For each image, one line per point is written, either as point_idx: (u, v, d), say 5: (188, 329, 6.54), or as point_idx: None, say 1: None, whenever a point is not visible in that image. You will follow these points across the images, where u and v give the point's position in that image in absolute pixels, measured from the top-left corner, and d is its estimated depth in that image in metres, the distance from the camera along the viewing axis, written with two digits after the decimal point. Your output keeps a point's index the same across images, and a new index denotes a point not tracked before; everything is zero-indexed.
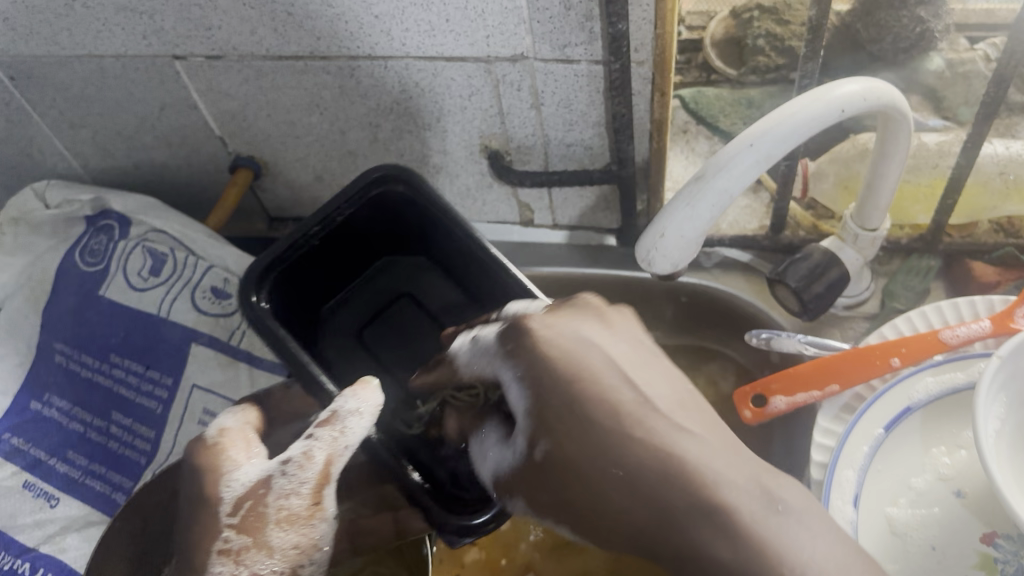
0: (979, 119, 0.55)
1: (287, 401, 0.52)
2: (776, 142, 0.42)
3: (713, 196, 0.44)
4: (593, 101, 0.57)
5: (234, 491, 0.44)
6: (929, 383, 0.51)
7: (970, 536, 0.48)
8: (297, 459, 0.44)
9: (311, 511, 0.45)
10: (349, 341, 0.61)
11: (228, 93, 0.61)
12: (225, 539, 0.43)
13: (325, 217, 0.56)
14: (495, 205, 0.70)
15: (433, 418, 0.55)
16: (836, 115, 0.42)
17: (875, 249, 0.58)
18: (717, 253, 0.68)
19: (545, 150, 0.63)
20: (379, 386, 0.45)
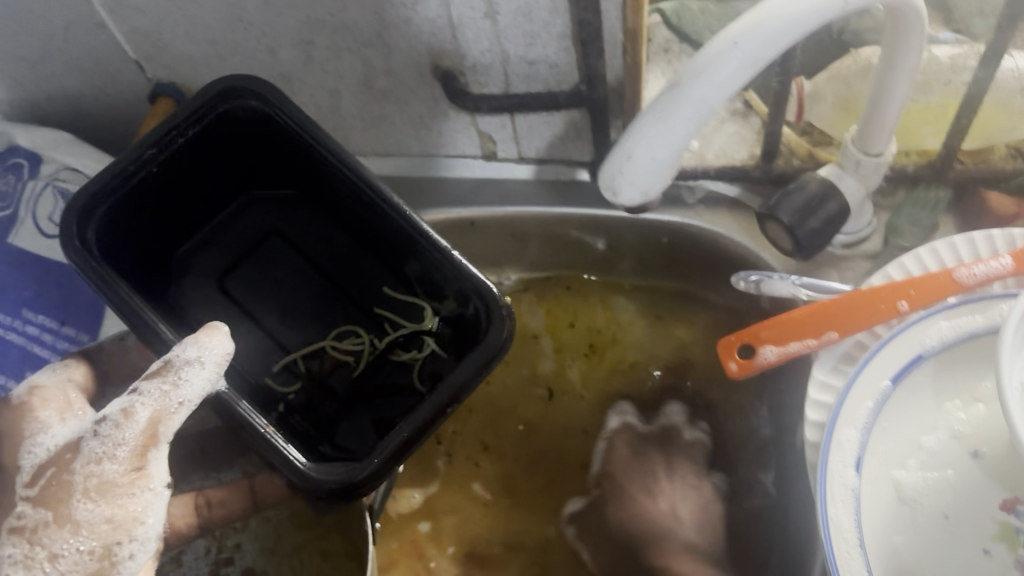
0: (1002, 24, 0.47)
1: (121, 356, 0.53)
2: (763, 42, 0.34)
3: (690, 107, 0.36)
4: (556, 8, 0.49)
5: (35, 459, 0.43)
6: (943, 328, 0.44)
7: (987, 502, 0.42)
8: (112, 418, 0.42)
9: (128, 478, 0.41)
10: (212, 286, 0.59)
11: (138, 8, 0.53)
12: (18, 515, 0.40)
13: (161, 138, 0.51)
14: (452, 136, 0.62)
15: (325, 364, 0.58)
16: (835, 13, 0.34)
17: (880, 177, 0.51)
18: (702, 187, 0.60)
19: (504, 69, 0.55)
20: (228, 334, 0.44)
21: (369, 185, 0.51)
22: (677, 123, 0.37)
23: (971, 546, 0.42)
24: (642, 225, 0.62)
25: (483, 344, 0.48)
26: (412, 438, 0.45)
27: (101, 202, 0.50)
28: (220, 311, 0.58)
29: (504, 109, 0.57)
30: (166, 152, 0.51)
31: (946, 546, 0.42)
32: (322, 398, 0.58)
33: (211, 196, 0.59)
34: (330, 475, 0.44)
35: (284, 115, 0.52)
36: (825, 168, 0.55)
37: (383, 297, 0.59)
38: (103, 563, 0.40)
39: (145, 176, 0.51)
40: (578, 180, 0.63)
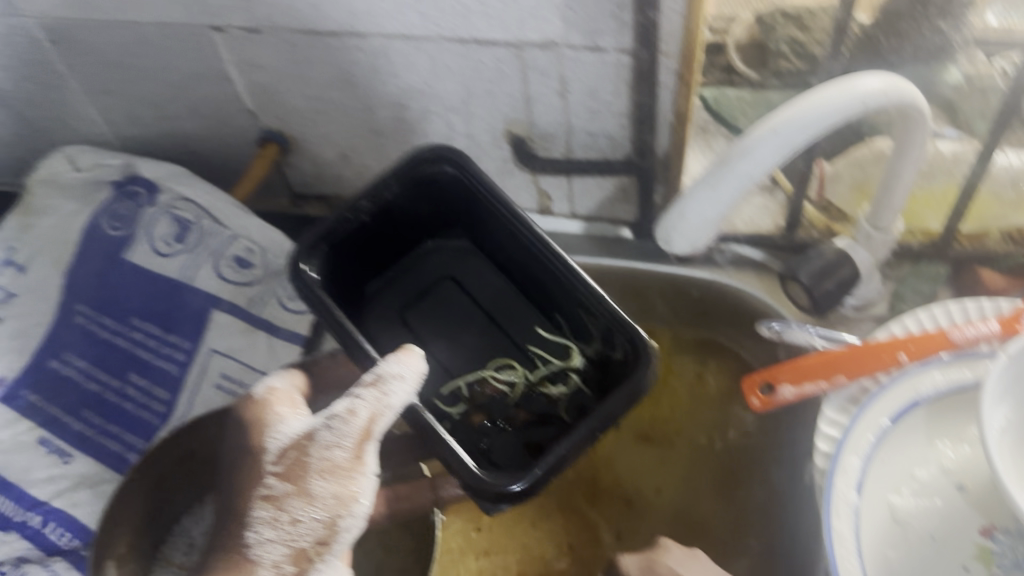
0: (994, 129, 0.56)
1: (333, 369, 0.57)
2: (799, 130, 0.43)
3: (735, 179, 0.45)
4: (619, 92, 0.58)
5: (279, 443, 0.49)
6: (936, 378, 0.51)
7: (968, 529, 0.50)
8: (341, 415, 0.48)
9: (351, 463, 0.47)
10: (395, 317, 0.63)
11: (262, 66, 0.63)
12: (270, 484, 0.48)
13: (374, 192, 0.57)
14: (515, 192, 0.72)
15: (482, 389, 0.60)
16: (857, 109, 0.43)
17: (888, 250, 0.59)
18: (731, 250, 0.68)
19: (568, 138, 0.64)
20: (422, 355, 0.49)
21: (551, 250, 0.55)
22: (724, 191, 0.45)
23: (952, 563, 0.49)
24: (674, 278, 0.69)
25: (632, 380, 0.51)
26: (568, 454, 0.48)
27: (322, 243, 0.56)
28: (398, 337, 0.62)
29: (565, 171, 0.66)
30: (375, 204, 0.57)
31: (932, 563, 0.50)
32: (482, 421, 0.59)
33: (401, 237, 0.63)
34: (502, 478, 0.48)
35: (475, 179, 0.57)
36: (840, 239, 0.63)
37: (537, 336, 0.62)
38: (330, 530, 0.47)
39: (356, 224, 0.57)
40: (621, 237, 0.72)
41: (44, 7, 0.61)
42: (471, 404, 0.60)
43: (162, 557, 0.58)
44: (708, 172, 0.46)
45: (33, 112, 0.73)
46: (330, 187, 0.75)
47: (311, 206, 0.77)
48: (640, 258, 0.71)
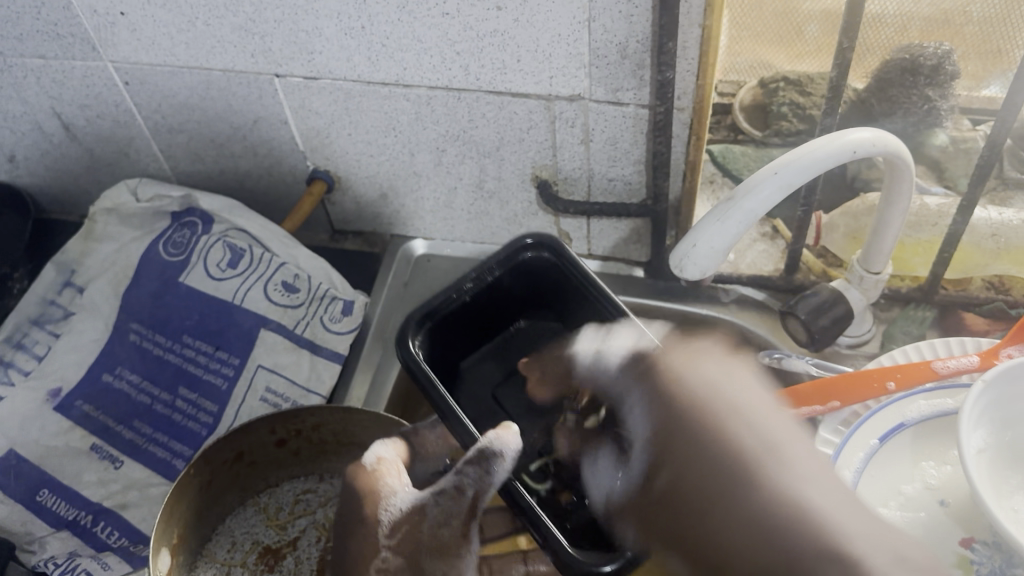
0: (973, 183, 0.63)
1: (432, 440, 0.58)
2: (797, 172, 0.49)
3: (741, 215, 0.51)
4: (637, 141, 0.65)
5: (392, 514, 0.54)
6: (921, 406, 0.57)
7: (950, 540, 0.54)
8: (449, 494, 0.53)
9: (459, 540, 0.53)
10: (486, 395, 0.63)
11: (317, 112, 0.70)
12: (386, 557, 0.53)
13: (478, 274, 0.61)
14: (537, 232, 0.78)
15: (571, 463, 0.56)
16: (848, 156, 0.49)
17: (878, 290, 0.65)
18: (736, 290, 0.74)
19: (589, 183, 0.71)
20: (518, 432, 0.52)
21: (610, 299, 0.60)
22: (731, 225, 0.51)
23: None
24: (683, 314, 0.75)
25: None
26: None
27: (428, 320, 0.59)
28: (490, 412, 0.62)
29: (585, 213, 0.72)
30: (478, 286, 0.61)
31: None
32: (569, 499, 0.54)
33: (497, 319, 0.64)
34: (593, 558, 0.49)
35: (570, 265, 0.61)
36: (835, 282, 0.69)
37: None
38: None
39: (460, 304, 0.60)
40: (633, 276, 0.78)
41: (125, 53, 0.69)
42: (560, 484, 0.55)
43: (205, 554, 0.64)
44: (719, 208, 0.52)
45: (100, 147, 0.80)
46: (368, 224, 0.82)
47: (348, 241, 0.84)
48: (651, 296, 0.76)
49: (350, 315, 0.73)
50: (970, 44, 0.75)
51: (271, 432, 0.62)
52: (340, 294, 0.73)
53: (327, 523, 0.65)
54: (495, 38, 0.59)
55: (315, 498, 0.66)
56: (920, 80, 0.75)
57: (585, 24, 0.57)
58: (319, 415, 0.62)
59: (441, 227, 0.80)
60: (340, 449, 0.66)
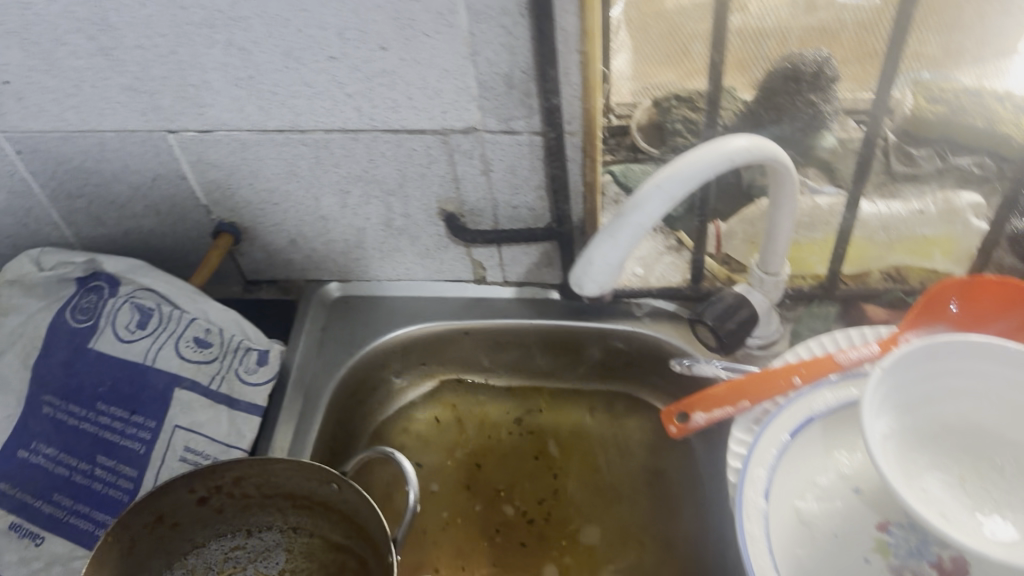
0: (857, 180, 0.66)
1: None
2: (680, 185, 0.51)
3: (631, 229, 0.53)
4: (535, 167, 0.66)
5: None
6: (827, 397, 0.59)
7: (868, 525, 0.55)
8: None
9: None
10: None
11: (215, 164, 0.70)
12: None
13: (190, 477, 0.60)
14: (451, 264, 0.78)
15: None
16: (727, 163, 0.52)
17: (779, 291, 0.67)
18: (648, 303, 0.76)
19: (494, 213, 0.71)
20: None
21: None
22: (623, 239, 0.53)
23: (855, 556, 0.54)
24: (601, 334, 0.76)
25: None
26: None
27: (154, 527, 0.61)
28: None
29: (494, 242, 0.72)
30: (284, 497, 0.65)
31: (839, 557, 0.54)
32: None
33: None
34: None
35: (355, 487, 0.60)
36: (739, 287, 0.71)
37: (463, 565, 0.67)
38: None
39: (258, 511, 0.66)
40: (550, 298, 0.79)
41: (13, 122, 0.68)
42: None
43: None
44: (610, 227, 0.54)
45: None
46: (282, 271, 0.81)
47: (263, 290, 0.83)
48: (569, 317, 0.77)
49: (267, 365, 0.73)
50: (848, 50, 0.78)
51: (191, 491, 0.62)
52: (254, 345, 0.73)
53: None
54: (383, 78, 0.60)
55: (243, 553, 0.66)
56: (802, 86, 0.77)
57: (470, 58, 0.58)
58: (238, 469, 0.62)
59: (354, 267, 0.80)
60: (266, 502, 0.65)
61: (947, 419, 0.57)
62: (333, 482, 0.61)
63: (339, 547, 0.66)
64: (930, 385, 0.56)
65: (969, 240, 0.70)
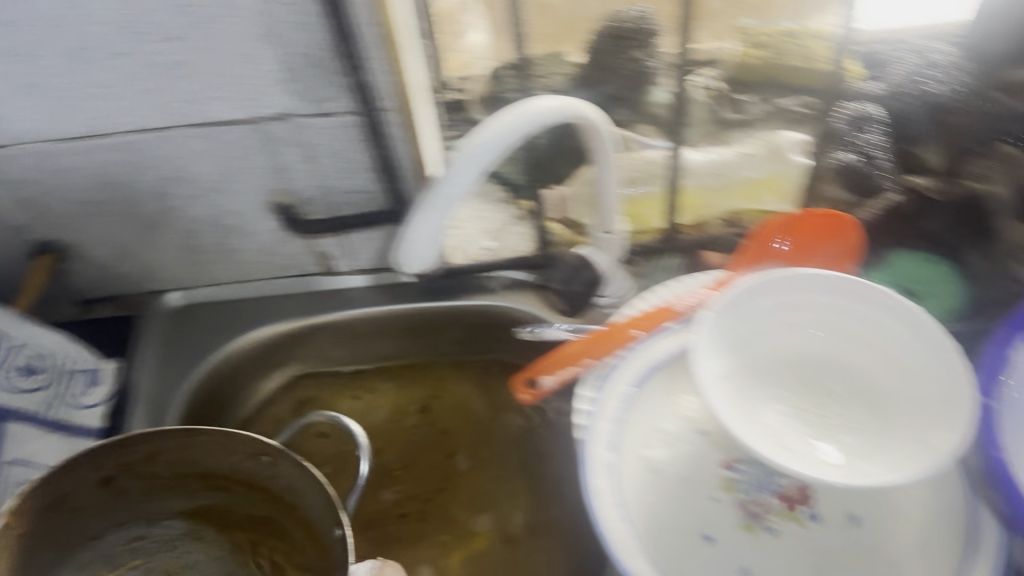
0: None
1: None
2: (481, 157, 0.53)
3: (442, 203, 0.56)
4: (358, 149, 0.63)
5: None
6: (667, 345, 0.60)
7: (713, 465, 0.56)
8: None
9: None
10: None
11: (20, 180, 0.66)
12: None
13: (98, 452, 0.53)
14: (293, 257, 0.74)
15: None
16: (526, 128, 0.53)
17: (617, 248, 0.67)
18: (501, 276, 0.73)
19: (328, 200, 0.68)
20: None
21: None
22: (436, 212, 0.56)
23: (703, 496, 0.55)
24: (460, 310, 0.73)
25: None
26: None
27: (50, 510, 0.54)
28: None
29: (332, 229, 0.70)
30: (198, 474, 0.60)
31: (688, 499, 0.55)
32: None
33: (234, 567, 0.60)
34: None
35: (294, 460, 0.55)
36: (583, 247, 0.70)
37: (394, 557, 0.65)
38: None
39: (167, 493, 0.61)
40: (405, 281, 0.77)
41: None
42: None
43: None
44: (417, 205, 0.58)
45: None
46: (121, 284, 0.77)
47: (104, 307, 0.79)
48: (425, 297, 0.74)
49: (100, 385, 0.70)
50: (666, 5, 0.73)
51: (93, 470, 0.54)
52: (85, 366, 0.71)
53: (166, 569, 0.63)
54: (180, 69, 0.57)
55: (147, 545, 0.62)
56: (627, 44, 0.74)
57: (262, 40, 0.55)
58: (154, 447, 0.56)
59: (195, 272, 0.76)
60: (165, 485, 0.60)
61: (780, 350, 0.58)
62: (267, 455, 0.56)
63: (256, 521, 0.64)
64: (762, 321, 0.57)
65: (790, 178, 0.76)
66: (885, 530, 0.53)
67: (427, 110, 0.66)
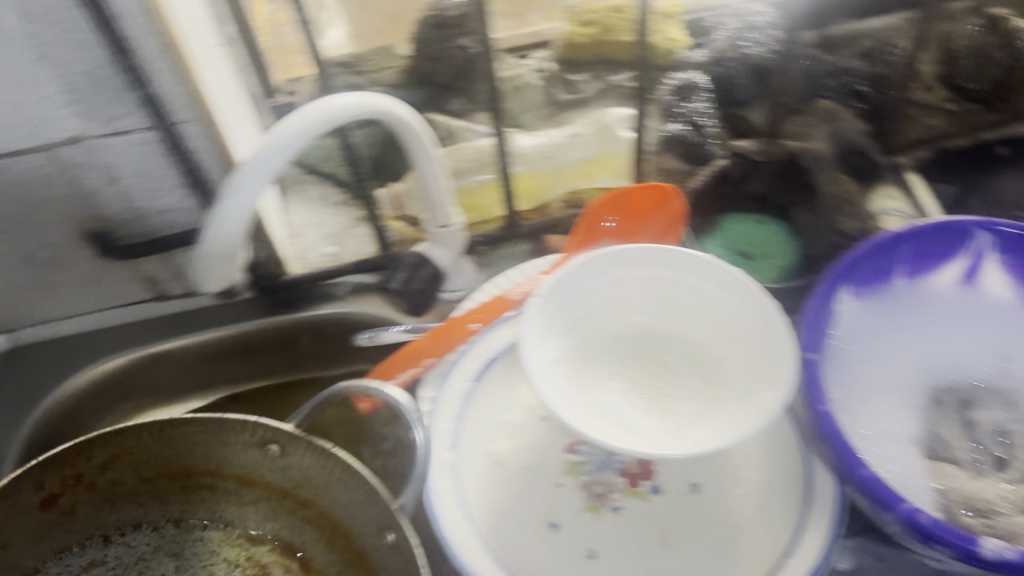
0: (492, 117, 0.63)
1: None
2: (270, 157, 0.48)
3: (233, 211, 0.49)
4: (164, 165, 0.59)
5: None
6: (507, 334, 0.59)
7: (558, 449, 0.56)
8: None
9: None
10: None
11: None
12: None
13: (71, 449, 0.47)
14: (119, 285, 0.68)
15: None
16: (319, 126, 0.49)
17: (456, 241, 0.64)
18: (346, 282, 0.70)
19: (144, 221, 0.63)
20: None
21: None
22: (227, 224, 0.49)
23: (547, 481, 0.55)
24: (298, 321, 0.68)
25: None
26: None
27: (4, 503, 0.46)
28: None
29: (149, 251, 0.64)
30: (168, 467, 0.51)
31: (532, 485, 0.55)
32: None
33: None
34: None
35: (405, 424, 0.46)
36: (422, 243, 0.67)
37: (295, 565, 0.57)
38: None
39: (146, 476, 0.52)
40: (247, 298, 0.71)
41: None
42: None
43: None
44: (215, 205, 0.50)
45: None
46: None
47: None
48: (264, 314, 0.69)
49: None
50: None
51: (39, 489, 0.47)
52: None
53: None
54: None
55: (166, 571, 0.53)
56: (453, 33, 0.74)
57: (42, 62, 0.51)
58: (117, 442, 0.49)
59: (9, 315, 0.69)
60: (133, 500, 0.53)
61: (614, 327, 0.58)
62: (276, 441, 0.48)
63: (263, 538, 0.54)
64: (591, 298, 0.57)
65: (622, 151, 0.70)
66: (724, 493, 0.54)
67: (234, 108, 0.63)
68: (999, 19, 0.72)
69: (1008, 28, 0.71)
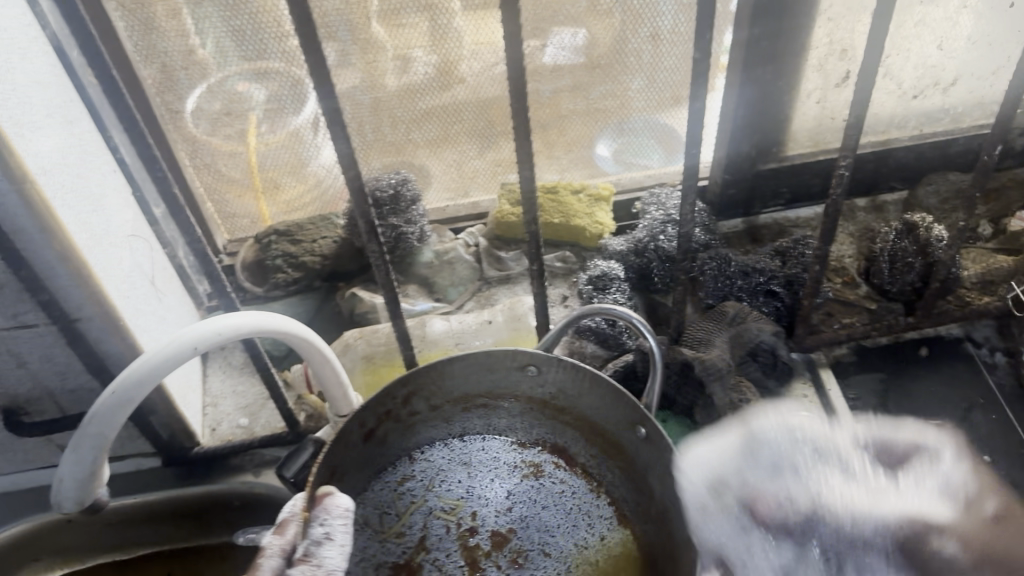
0: (394, 317, 0.61)
1: None
2: (130, 387, 0.47)
3: (90, 440, 0.48)
4: (70, 356, 0.60)
5: None
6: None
7: None
8: None
9: None
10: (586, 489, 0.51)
11: None
12: None
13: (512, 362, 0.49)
14: (38, 451, 0.69)
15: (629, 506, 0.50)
16: (186, 353, 0.47)
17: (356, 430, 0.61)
18: (259, 455, 0.71)
19: (54, 399, 0.64)
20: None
21: (560, 514, 0.50)
22: (83, 452, 0.48)
23: None
24: (206, 493, 0.67)
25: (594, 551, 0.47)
26: None
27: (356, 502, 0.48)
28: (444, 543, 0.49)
29: (53, 430, 0.65)
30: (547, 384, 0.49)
31: None
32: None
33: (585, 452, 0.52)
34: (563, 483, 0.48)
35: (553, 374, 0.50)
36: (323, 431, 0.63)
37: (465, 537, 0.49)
38: None
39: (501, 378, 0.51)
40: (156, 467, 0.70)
41: None
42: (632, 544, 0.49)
43: None
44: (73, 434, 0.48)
45: None
46: None
47: None
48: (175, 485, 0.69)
49: None
50: (430, 151, 0.80)
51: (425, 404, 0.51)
52: None
53: (447, 505, 0.50)
54: None
55: (420, 482, 0.51)
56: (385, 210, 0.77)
57: None
58: (412, 381, 0.49)
59: None
60: (436, 418, 0.52)
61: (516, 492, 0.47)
62: (532, 363, 0.49)
63: (524, 445, 0.53)
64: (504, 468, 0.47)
65: (534, 338, 0.73)
66: None
67: (144, 291, 0.64)
68: (914, 228, 0.72)
69: (923, 237, 0.71)
